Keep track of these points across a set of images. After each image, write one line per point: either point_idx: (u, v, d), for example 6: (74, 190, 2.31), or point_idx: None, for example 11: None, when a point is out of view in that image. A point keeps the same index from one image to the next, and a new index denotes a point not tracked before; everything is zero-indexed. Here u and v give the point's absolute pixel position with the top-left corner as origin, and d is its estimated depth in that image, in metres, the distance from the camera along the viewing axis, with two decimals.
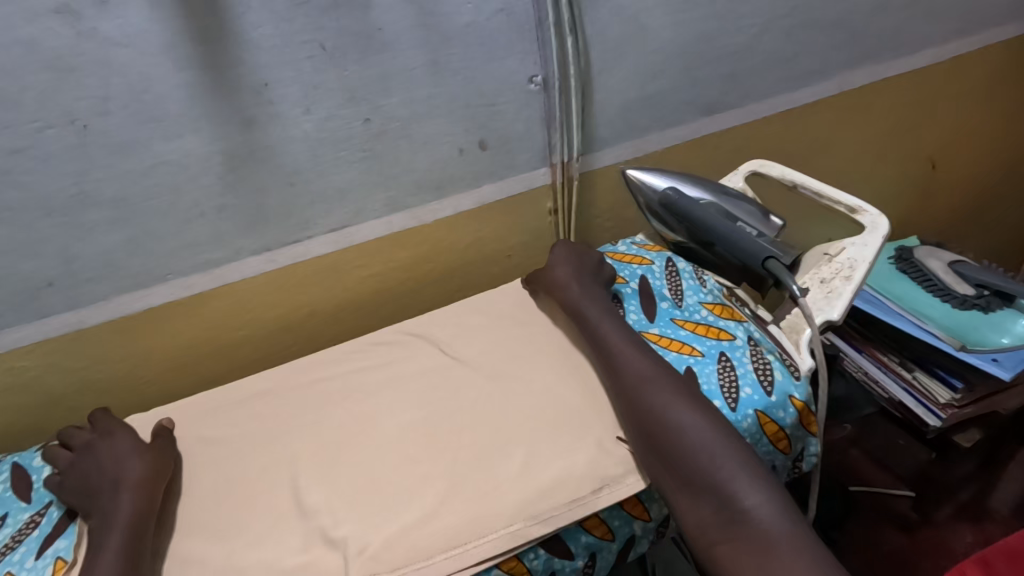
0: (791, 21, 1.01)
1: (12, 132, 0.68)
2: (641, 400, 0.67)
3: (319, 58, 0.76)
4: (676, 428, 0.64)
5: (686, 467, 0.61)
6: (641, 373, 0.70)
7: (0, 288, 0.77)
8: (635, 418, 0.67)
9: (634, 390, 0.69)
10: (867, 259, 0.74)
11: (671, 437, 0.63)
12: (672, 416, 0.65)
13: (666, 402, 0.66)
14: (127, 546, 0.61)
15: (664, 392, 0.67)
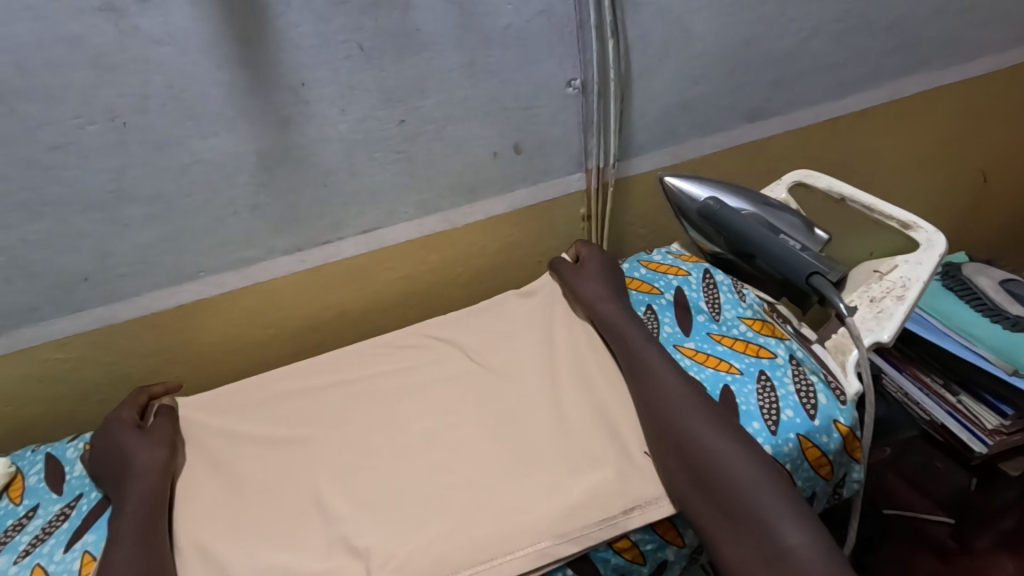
0: (843, 25, 0.97)
1: (55, 128, 0.69)
2: (679, 426, 0.65)
3: (357, 58, 0.75)
4: (717, 458, 0.61)
5: (726, 499, 0.58)
6: (677, 397, 0.68)
7: (39, 282, 0.78)
8: (671, 444, 0.64)
9: (669, 415, 0.66)
10: (921, 278, 0.70)
11: (710, 467, 0.60)
12: (712, 445, 0.62)
13: (706, 430, 0.64)
14: (139, 530, 0.64)
15: (702, 419, 0.65)
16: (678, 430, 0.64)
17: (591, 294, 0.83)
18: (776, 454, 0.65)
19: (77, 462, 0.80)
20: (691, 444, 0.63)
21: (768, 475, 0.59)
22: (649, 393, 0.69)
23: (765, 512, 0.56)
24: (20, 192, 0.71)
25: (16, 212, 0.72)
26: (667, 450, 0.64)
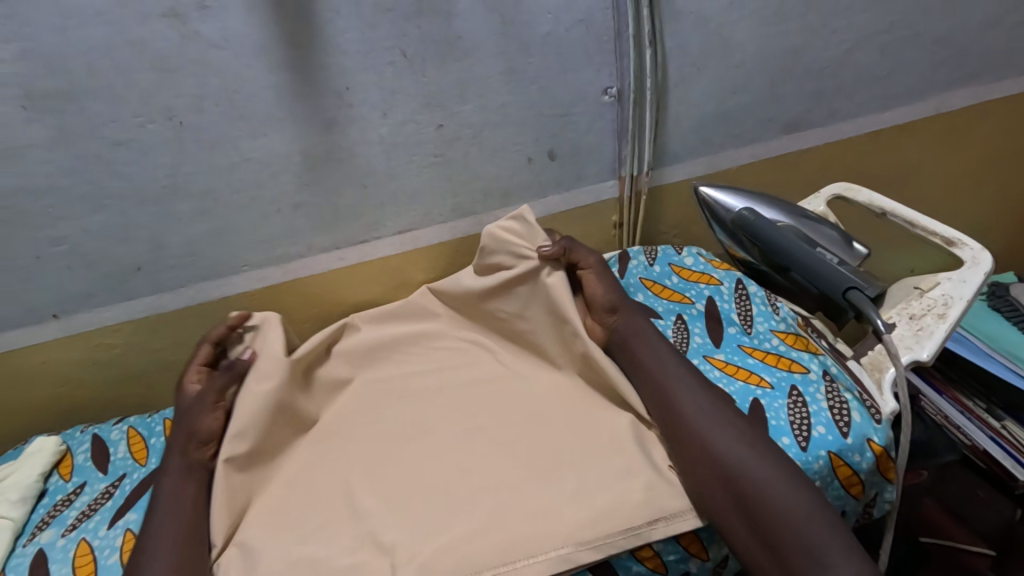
0: (889, 37, 0.95)
1: (118, 126, 0.73)
2: (711, 445, 0.62)
3: (400, 64, 0.78)
4: (755, 480, 0.58)
5: (769, 525, 0.55)
6: (709, 414, 0.65)
7: (95, 270, 0.82)
8: (705, 466, 0.61)
9: (701, 434, 0.63)
10: (964, 297, 0.68)
11: (748, 489, 0.57)
12: (749, 465, 0.59)
13: (741, 449, 0.61)
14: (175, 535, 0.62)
15: (737, 438, 0.62)
16: (710, 451, 0.61)
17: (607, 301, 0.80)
18: (805, 470, 0.64)
19: (122, 444, 0.84)
20: (726, 465, 0.60)
21: (811, 499, 0.56)
22: (677, 410, 0.67)
23: (813, 540, 0.53)
24: (83, 185, 0.76)
25: (79, 204, 0.77)
26: (701, 472, 0.61)
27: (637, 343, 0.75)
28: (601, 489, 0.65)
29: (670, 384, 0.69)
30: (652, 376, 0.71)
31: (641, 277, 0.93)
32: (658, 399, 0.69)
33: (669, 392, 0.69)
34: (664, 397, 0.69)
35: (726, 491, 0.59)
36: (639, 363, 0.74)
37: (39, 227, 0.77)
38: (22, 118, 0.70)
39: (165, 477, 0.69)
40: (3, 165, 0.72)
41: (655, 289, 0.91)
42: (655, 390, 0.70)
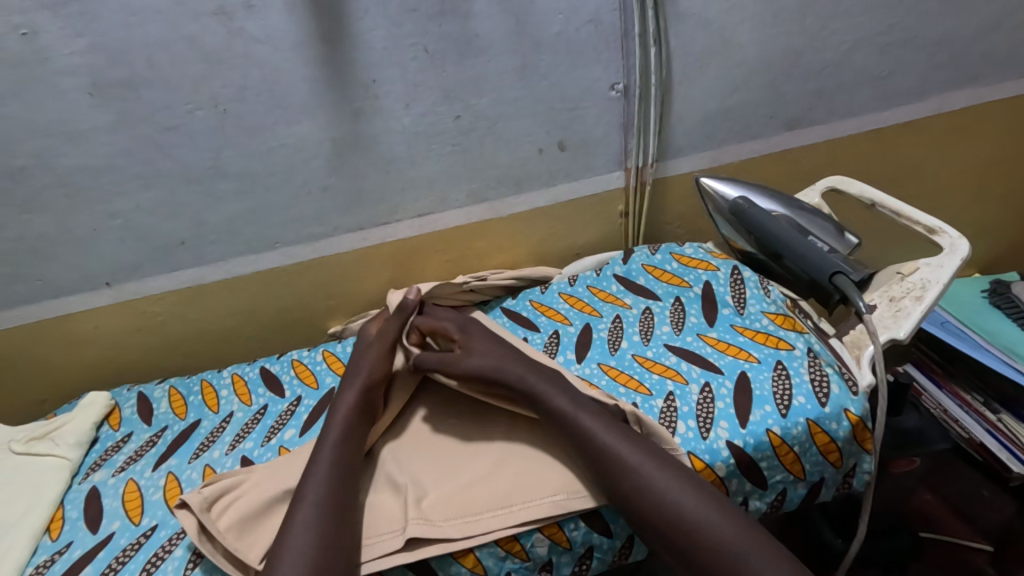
0: (888, 38, 0.99)
1: (170, 112, 0.82)
2: (644, 485, 0.61)
3: (422, 60, 0.85)
4: (690, 518, 0.58)
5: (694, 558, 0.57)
6: (635, 453, 0.63)
7: (145, 243, 0.91)
8: (640, 505, 0.61)
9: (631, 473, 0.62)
10: (941, 280, 0.73)
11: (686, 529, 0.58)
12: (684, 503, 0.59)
13: (673, 485, 0.61)
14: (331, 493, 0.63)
15: (668, 475, 0.62)
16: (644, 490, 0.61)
17: (489, 368, 0.73)
18: (784, 435, 0.69)
19: (164, 401, 0.92)
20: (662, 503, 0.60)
21: (747, 529, 0.57)
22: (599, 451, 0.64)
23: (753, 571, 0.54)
24: (138, 165, 0.85)
25: (133, 182, 0.86)
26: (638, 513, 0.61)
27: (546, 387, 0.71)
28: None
29: (587, 427, 0.66)
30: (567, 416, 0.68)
31: (643, 265, 0.99)
32: (574, 439, 0.67)
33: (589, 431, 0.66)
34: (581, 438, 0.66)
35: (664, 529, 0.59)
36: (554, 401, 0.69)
37: (98, 201, 0.86)
38: (88, 104, 0.79)
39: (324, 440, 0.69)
40: (70, 145, 0.81)
41: (656, 273, 0.97)
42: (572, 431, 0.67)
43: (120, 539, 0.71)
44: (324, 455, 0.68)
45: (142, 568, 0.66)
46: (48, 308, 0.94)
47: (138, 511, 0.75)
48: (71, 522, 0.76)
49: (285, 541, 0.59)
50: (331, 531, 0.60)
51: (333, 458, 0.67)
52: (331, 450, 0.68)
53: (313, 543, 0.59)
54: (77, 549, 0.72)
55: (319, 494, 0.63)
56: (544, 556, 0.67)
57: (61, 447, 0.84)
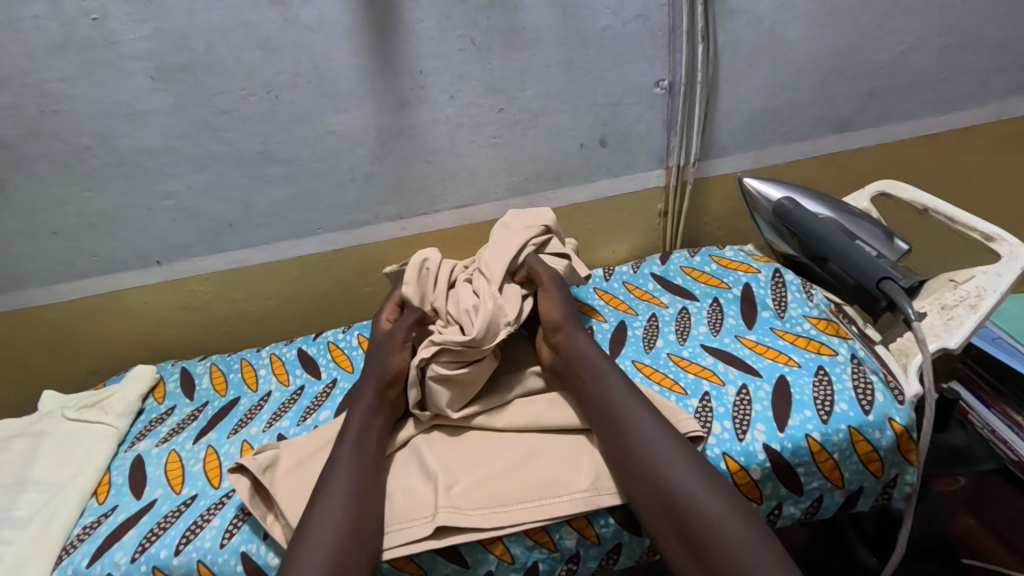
0: (947, 40, 0.95)
1: (225, 98, 0.85)
2: (660, 480, 0.60)
3: (469, 51, 0.86)
4: (699, 517, 0.56)
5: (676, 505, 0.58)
6: (633, 431, 0.64)
7: (196, 225, 0.95)
8: (653, 497, 0.60)
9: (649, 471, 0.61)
10: (999, 289, 0.70)
11: (697, 526, 0.56)
12: (693, 498, 0.58)
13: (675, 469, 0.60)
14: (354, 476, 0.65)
15: (681, 471, 0.60)
16: (660, 487, 0.60)
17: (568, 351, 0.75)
18: (824, 441, 0.68)
19: (206, 377, 0.96)
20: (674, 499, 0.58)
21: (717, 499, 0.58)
22: (623, 451, 0.64)
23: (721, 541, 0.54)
24: (193, 147, 0.88)
25: (187, 164, 0.89)
26: (653, 511, 0.60)
27: (593, 380, 0.71)
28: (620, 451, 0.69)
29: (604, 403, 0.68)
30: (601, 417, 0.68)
31: (681, 266, 0.98)
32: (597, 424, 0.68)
33: (620, 428, 0.65)
34: (598, 412, 0.68)
35: (670, 517, 0.58)
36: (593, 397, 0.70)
37: (154, 182, 0.90)
38: (150, 87, 0.82)
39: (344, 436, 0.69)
40: (132, 127, 0.85)
41: (694, 274, 0.95)
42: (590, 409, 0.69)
43: (163, 506, 0.74)
44: (346, 449, 0.67)
45: (182, 534, 0.68)
46: (102, 283, 0.98)
47: (179, 480, 0.77)
48: (116, 487, 0.79)
49: (309, 532, 0.59)
50: (347, 521, 0.60)
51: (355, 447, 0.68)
52: (351, 444, 0.68)
53: (336, 538, 0.59)
54: (121, 512, 0.74)
55: (340, 487, 0.63)
56: (572, 548, 0.66)
57: (110, 416, 0.88)
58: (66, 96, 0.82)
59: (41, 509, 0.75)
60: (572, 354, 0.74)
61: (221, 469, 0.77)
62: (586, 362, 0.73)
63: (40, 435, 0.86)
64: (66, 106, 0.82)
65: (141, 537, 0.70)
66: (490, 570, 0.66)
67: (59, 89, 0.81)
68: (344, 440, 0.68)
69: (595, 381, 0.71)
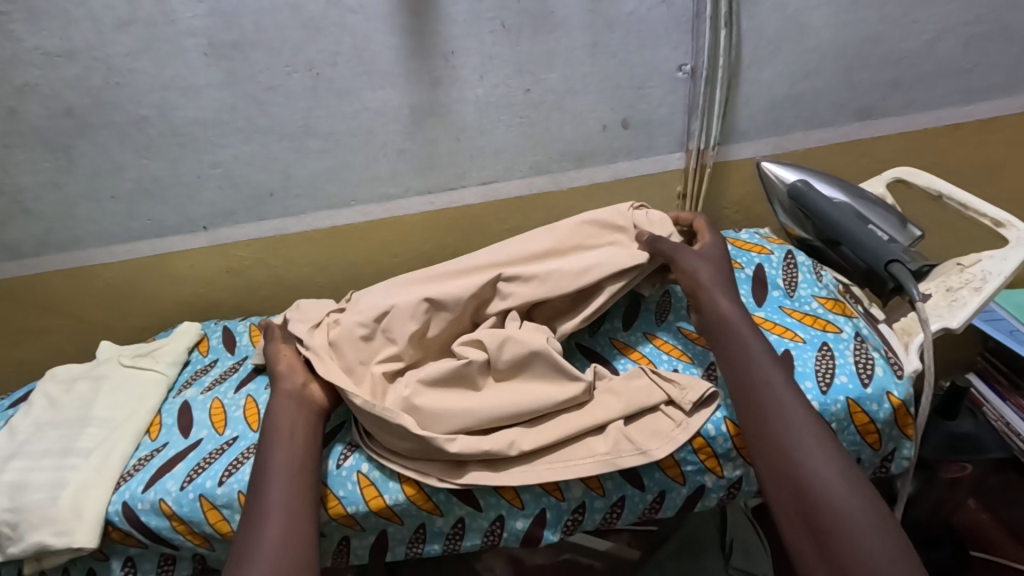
0: (974, 29, 0.96)
1: (271, 74, 0.91)
2: (792, 462, 0.59)
3: (499, 34, 0.91)
4: (839, 510, 0.55)
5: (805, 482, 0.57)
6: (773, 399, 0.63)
7: (240, 193, 1.02)
8: (783, 472, 0.59)
9: (785, 454, 0.59)
10: (1004, 272, 0.73)
11: (831, 517, 0.55)
12: (832, 501, 0.56)
13: (808, 446, 0.59)
14: (287, 479, 0.65)
15: (817, 454, 0.58)
16: (797, 474, 0.58)
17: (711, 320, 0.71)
18: (822, 411, 0.71)
19: (245, 335, 1.03)
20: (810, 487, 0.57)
21: (854, 490, 0.56)
22: (758, 417, 0.62)
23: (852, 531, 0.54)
24: (239, 120, 0.95)
25: (235, 136, 0.96)
26: (780, 490, 0.58)
27: (739, 358, 0.67)
28: (642, 423, 0.70)
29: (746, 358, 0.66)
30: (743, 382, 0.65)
31: None
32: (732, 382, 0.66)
33: (764, 410, 0.62)
34: (738, 372, 0.66)
35: (796, 494, 0.57)
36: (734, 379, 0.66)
37: (204, 151, 0.97)
38: (203, 62, 0.89)
39: (275, 446, 0.67)
40: (185, 99, 0.92)
41: None
42: (728, 367, 0.67)
43: (208, 445, 0.81)
44: (275, 457, 0.66)
45: (225, 468, 0.76)
46: (153, 245, 1.06)
47: (222, 423, 0.84)
48: (167, 427, 0.87)
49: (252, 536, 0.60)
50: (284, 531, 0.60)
51: (281, 465, 0.66)
52: (285, 449, 0.67)
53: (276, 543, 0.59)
54: (171, 448, 0.82)
55: (274, 495, 0.63)
56: (578, 498, 0.72)
57: (161, 364, 0.97)
58: (129, 70, 0.89)
59: (102, 442, 0.84)
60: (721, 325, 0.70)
61: (259, 415, 0.84)
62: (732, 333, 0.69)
63: (100, 378, 0.95)
64: (128, 79, 0.90)
65: (188, 469, 0.77)
66: (501, 515, 0.72)
67: (122, 63, 0.89)
68: (279, 443, 0.67)
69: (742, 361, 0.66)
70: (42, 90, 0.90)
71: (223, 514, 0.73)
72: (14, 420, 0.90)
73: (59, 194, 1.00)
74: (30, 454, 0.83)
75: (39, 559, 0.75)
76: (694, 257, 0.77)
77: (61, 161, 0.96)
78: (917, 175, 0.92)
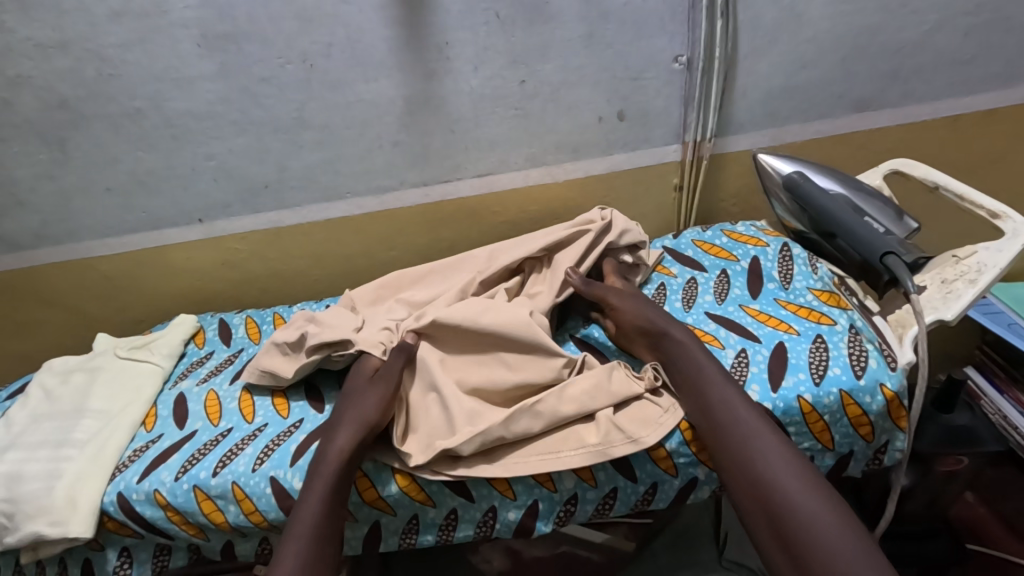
0: (973, 20, 0.95)
1: (264, 65, 0.91)
2: (750, 463, 0.60)
3: (493, 25, 0.90)
4: (823, 546, 0.53)
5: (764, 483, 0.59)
6: (724, 404, 0.65)
7: (235, 186, 1.02)
8: (742, 475, 0.60)
9: (741, 455, 0.61)
10: (999, 264, 0.72)
11: (789, 515, 0.56)
12: (789, 498, 0.57)
13: (762, 446, 0.61)
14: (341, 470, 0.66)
15: (771, 453, 0.60)
16: (754, 475, 0.59)
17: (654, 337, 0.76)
18: (815, 403, 0.71)
19: (241, 327, 1.03)
20: (767, 481, 0.58)
21: (809, 485, 0.57)
22: (713, 424, 0.65)
23: (810, 525, 0.54)
24: (233, 112, 0.94)
25: (229, 128, 0.96)
26: (743, 493, 0.60)
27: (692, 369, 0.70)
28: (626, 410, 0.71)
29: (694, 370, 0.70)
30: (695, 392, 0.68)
31: (693, 239, 1.00)
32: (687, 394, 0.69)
33: (716, 416, 0.65)
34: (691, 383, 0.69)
35: (757, 495, 0.58)
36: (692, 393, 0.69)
37: (198, 144, 0.97)
38: (196, 54, 0.89)
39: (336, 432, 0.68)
40: (179, 91, 0.92)
41: (706, 247, 0.98)
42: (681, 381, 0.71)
43: (202, 436, 0.81)
44: (335, 443, 0.67)
45: (219, 459, 0.76)
46: (149, 238, 1.06)
47: (216, 415, 0.84)
48: (162, 418, 0.87)
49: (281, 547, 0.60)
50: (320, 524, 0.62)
51: (339, 453, 0.66)
52: (344, 434, 0.68)
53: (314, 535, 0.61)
54: (166, 439, 0.83)
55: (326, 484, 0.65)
56: (571, 490, 0.72)
57: (156, 356, 0.97)
58: (122, 61, 0.89)
59: (97, 433, 0.84)
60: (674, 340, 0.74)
61: (254, 407, 0.84)
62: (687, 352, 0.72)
63: (96, 370, 0.95)
64: (122, 70, 0.90)
65: (183, 460, 0.78)
66: (494, 506, 0.72)
67: (115, 54, 0.88)
68: (340, 431, 0.68)
69: (695, 376, 0.69)
70: (36, 82, 0.90)
71: (216, 505, 0.73)
72: (11, 412, 0.90)
73: (54, 187, 1.00)
74: (26, 445, 0.83)
75: (36, 548, 0.76)
76: (632, 299, 0.81)
77: (56, 153, 0.96)
78: (915, 165, 0.91)
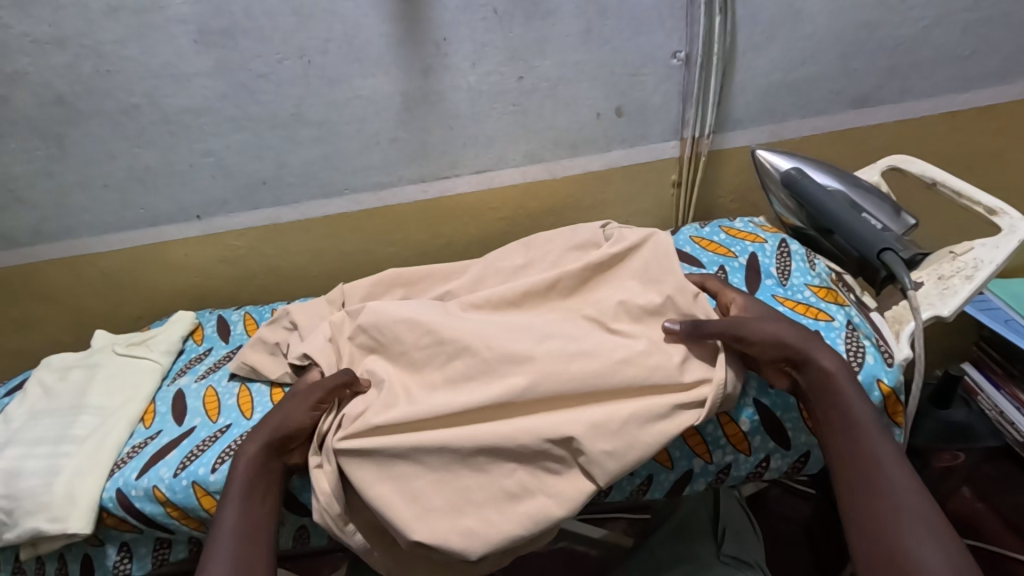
0: (972, 15, 0.95)
1: (262, 61, 0.90)
2: (875, 503, 0.52)
3: (491, 21, 0.90)
4: None
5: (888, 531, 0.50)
6: (858, 426, 0.57)
7: (233, 183, 1.02)
8: (865, 514, 0.52)
9: (869, 492, 0.53)
10: (995, 260, 0.73)
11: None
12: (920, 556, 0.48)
13: (894, 488, 0.52)
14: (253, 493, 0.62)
15: (905, 500, 0.51)
16: (883, 522, 0.51)
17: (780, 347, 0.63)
18: None
19: (240, 324, 1.03)
20: (907, 561, 0.48)
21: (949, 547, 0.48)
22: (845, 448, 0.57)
23: None
24: (231, 108, 0.94)
25: (227, 124, 0.96)
26: (863, 535, 0.51)
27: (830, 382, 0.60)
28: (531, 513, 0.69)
29: (824, 375, 0.61)
30: (831, 405, 0.59)
31: (691, 236, 0.99)
32: (819, 407, 0.60)
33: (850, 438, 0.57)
34: (826, 396, 0.60)
35: (880, 543, 0.50)
36: (836, 433, 0.58)
37: (196, 140, 0.97)
38: (193, 49, 0.89)
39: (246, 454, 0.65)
40: (176, 87, 0.92)
41: (703, 243, 0.97)
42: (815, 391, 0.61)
43: (201, 432, 0.81)
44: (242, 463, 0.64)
45: (217, 456, 0.76)
46: (147, 235, 1.06)
47: (215, 411, 0.84)
48: (161, 415, 0.87)
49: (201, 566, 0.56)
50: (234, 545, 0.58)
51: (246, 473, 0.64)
52: (251, 455, 0.65)
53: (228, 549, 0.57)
54: (165, 436, 0.83)
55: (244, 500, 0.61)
56: None
57: (155, 353, 0.97)
58: (118, 57, 0.89)
59: (96, 429, 0.84)
60: (809, 350, 0.62)
61: (253, 403, 0.83)
62: (826, 376, 0.61)
63: (94, 367, 0.95)
64: (118, 66, 0.89)
65: (181, 457, 0.78)
66: None
67: (112, 50, 0.88)
68: (250, 450, 0.66)
69: (833, 390, 0.60)
70: (32, 79, 0.89)
71: (216, 500, 0.73)
72: (9, 408, 0.91)
73: (51, 184, 0.99)
74: (25, 442, 0.84)
75: (35, 544, 0.76)
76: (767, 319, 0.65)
77: (53, 149, 0.96)
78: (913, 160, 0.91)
